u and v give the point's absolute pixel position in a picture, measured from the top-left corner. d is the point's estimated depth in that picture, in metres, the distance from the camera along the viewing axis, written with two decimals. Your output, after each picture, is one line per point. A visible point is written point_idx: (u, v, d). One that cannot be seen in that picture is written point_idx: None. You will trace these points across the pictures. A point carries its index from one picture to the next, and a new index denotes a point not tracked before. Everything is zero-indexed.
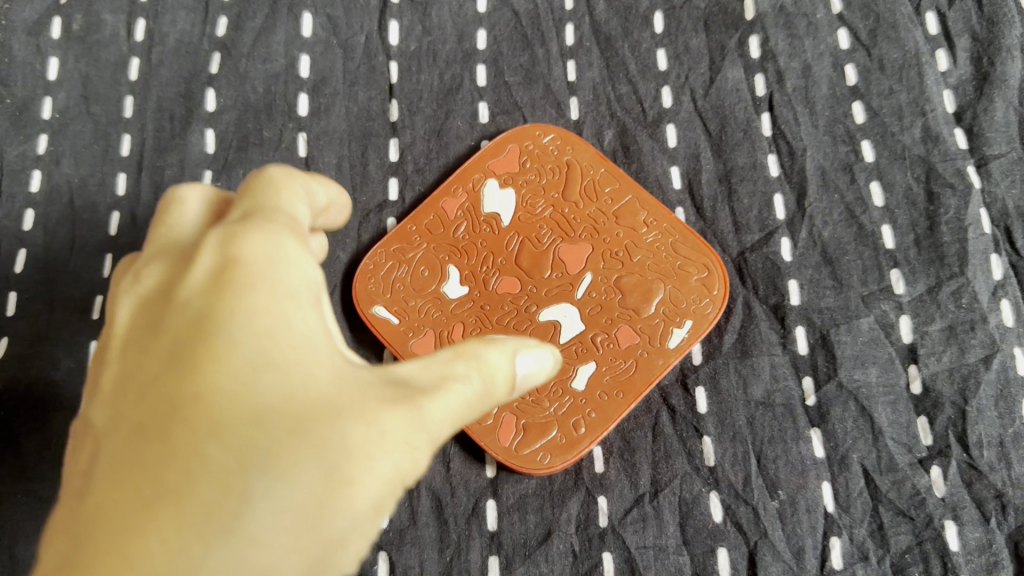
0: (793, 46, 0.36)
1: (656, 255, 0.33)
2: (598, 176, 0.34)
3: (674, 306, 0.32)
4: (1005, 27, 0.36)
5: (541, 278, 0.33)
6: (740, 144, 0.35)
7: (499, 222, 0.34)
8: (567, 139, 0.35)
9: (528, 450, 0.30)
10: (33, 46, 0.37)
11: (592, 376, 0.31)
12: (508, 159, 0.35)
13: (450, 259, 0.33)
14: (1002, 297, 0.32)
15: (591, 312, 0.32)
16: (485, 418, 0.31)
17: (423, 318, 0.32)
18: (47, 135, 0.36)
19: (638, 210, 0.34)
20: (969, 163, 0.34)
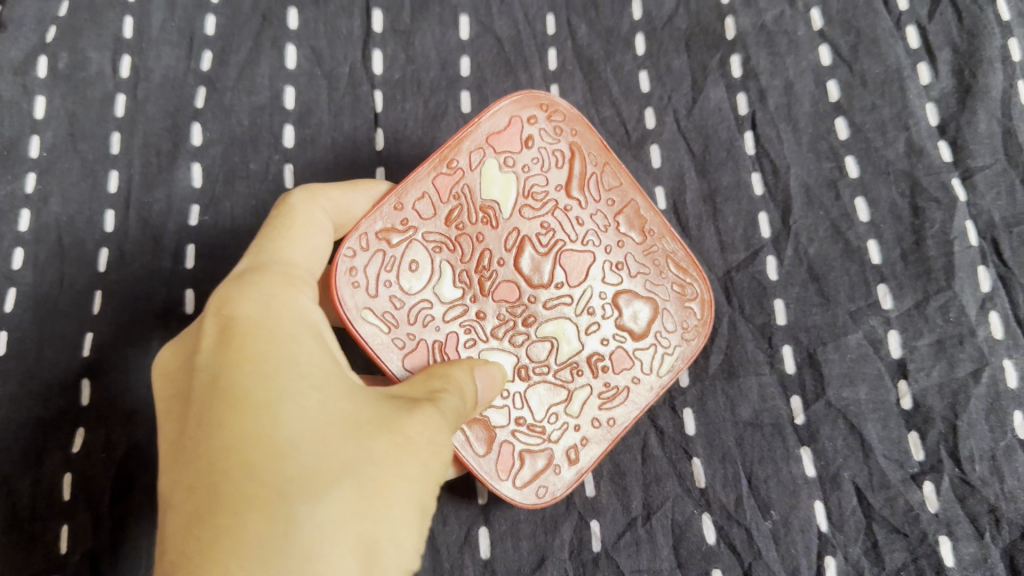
0: (775, 64, 0.37)
1: (651, 268, 0.31)
2: (599, 168, 0.32)
3: (669, 330, 0.31)
4: (986, 39, 0.36)
5: (538, 289, 0.31)
6: (724, 163, 0.35)
7: (497, 211, 0.31)
8: (572, 117, 0.32)
9: (525, 482, 0.30)
10: (19, 85, 0.38)
11: (589, 403, 0.30)
12: (509, 133, 0.31)
13: (442, 254, 0.30)
14: (990, 310, 0.32)
15: (586, 328, 0.31)
16: (480, 445, 0.29)
17: (413, 325, 0.30)
18: (35, 174, 0.36)
19: (639, 214, 0.31)
20: (953, 176, 0.34)
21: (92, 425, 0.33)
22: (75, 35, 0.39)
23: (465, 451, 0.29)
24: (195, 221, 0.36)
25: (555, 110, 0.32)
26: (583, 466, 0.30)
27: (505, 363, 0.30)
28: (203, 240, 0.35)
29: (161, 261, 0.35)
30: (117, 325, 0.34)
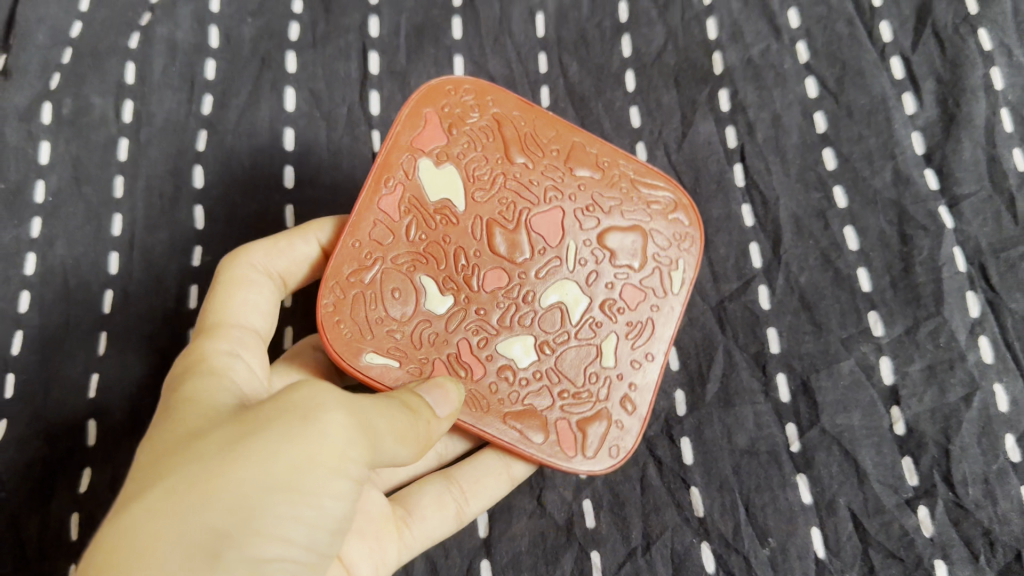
0: (762, 97, 0.37)
1: (624, 197, 0.32)
2: (532, 125, 0.32)
3: (664, 253, 0.32)
4: (968, 69, 0.37)
5: (525, 262, 0.30)
6: (715, 195, 0.36)
7: (453, 207, 0.30)
8: (480, 90, 0.32)
9: (594, 449, 0.30)
10: (25, 131, 0.39)
11: (617, 350, 0.31)
12: (430, 129, 0.31)
13: (418, 268, 0.29)
14: (980, 334, 0.32)
15: (595, 280, 0.31)
16: (535, 437, 0.30)
17: (425, 347, 0.29)
18: (41, 218, 0.37)
19: (589, 151, 0.32)
20: (940, 204, 0.35)
21: (98, 466, 0.33)
22: (78, 82, 0.40)
23: (523, 447, 0.29)
24: (197, 261, 0.36)
25: (457, 91, 0.31)
26: (642, 414, 0.31)
27: (525, 346, 0.30)
28: (205, 281, 0.36)
29: (164, 302, 0.36)
30: (121, 365, 0.35)
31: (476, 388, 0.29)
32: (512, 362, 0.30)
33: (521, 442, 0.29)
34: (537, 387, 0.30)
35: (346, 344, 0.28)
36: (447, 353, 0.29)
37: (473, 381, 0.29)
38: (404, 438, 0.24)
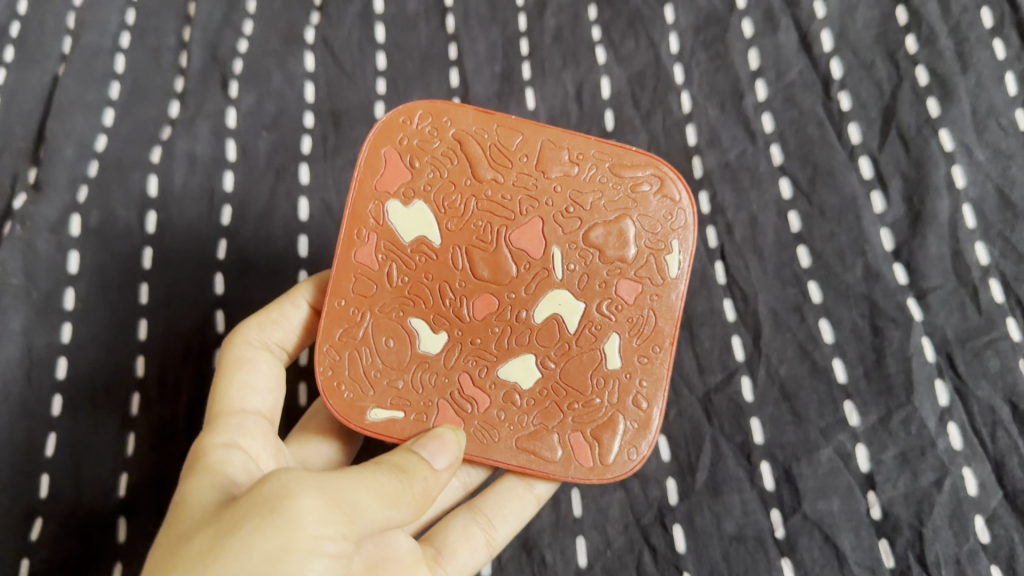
0: (740, 199, 0.40)
1: (605, 191, 0.34)
2: (495, 135, 0.34)
3: (651, 236, 0.34)
4: (931, 168, 0.40)
5: (510, 278, 0.33)
6: (698, 291, 0.39)
7: (430, 242, 0.33)
8: (434, 112, 0.34)
9: (614, 455, 0.33)
10: (55, 242, 0.42)
11: (620, 348, 0.33)
12: (391, 169, 0.33)
13: (406, 313, 0.33)
14: (949, 421, 0.35)
15: (592, 286, 0.33)
16: (554, 453, 0.33)
17: (429, 392, 0.33)
18: (71, 326, 0.40)
19: (556, 150, 0.34)
20: (909, 296, 0.37)
21: (129, 560, 0.37)
22: (104, 195, 0.43)
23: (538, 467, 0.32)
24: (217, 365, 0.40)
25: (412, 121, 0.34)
26: (655, 412, 0.33)
27: (528, 364, 0.33)
28: None
29: (185, 405, 0.39)
30: (148, 465, 0.38)
31: (486, 414, 0.33)
32: (516, 385, 0.33)
33: (542, 456, 0.33)
34: (545, 402, 0.33)
35: (347, 403, 0.33)
36: (448, 391, 0.33)
37: (482, 409, 0.33)
38: (386, 501, 0.26)
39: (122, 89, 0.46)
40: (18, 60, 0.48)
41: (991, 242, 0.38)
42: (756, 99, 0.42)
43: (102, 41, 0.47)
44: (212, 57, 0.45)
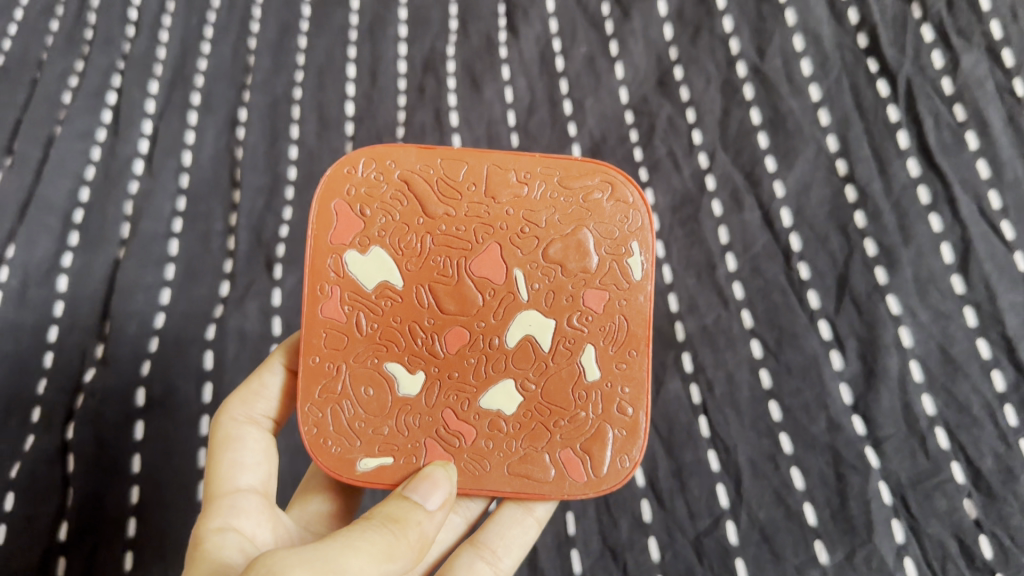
0: (718, 358, 0.47)
1: (558, 205, 0.41)
2: (440, 171, 0.41)
3: (609, 245, 0.41)
4: (881, 329, 0.46)
5: (479, 306, 0.40)
6: (686, 443, 0.45)
7: (393, 285, 0.40)
8: (376, 159, 0.41)
9: (607, 468, 0.40)
10: (123, 412, 0.50)
11: (597, 357, 0.41)
12: (343, 223, 0.40)
13: (380, 358, 0.40)
14: (905, 557, 0.41)
15: (560, 300, 0.40)
16: (547, 475, 0.40)
17: (416, 433, 0.40)
18: (139, 487, 0.48)
19: (503, 176, 0.41)
20: (867, 445, 0.44)
21: None
22: (165, 367, 0.51)
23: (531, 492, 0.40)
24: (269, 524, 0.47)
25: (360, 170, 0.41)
26: (636, 416, 0.41)
27: (509, 389, 0.40)
28: None
29: None
30: None
31: (473, 447, 0.40)
32: (500, 412, 0.40)
33: (535, 478, 0.40)
34: (528, 421, 0.40)
35: (337, 459, 0.39)
36: (435, 428, 0.40)
37: (470, 442, 0.40)
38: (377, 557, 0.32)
39: (176, 270, 0.54)
40: (82, 245, 0.55)
41: (936, 394, 0.44)
42: (727, 270, 0.49)
43: (157, 227, 0.55)
44: (258, 240, 0.54)
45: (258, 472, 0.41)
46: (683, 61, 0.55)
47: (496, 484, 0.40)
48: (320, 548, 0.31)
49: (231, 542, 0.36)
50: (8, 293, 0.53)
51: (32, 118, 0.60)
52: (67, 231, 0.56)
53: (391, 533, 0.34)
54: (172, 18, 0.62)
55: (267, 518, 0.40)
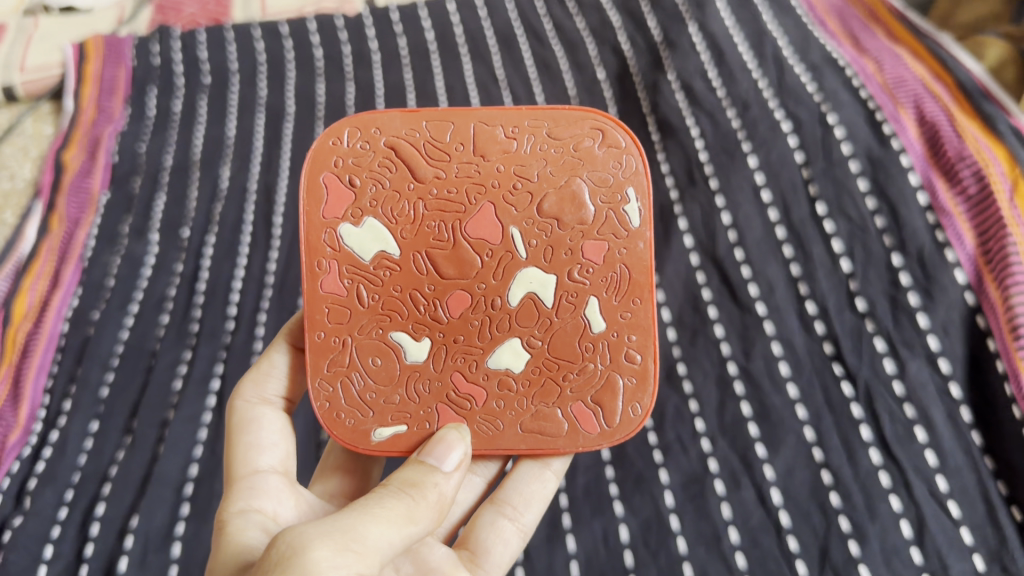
0: None
1: (549, 160, 0.59)
2: (435, 143, 0.60)
3: (601, 198, 0.59)
4: None
5: (476, 266, 0.59)
6: None
7: (390, 255, 0.59)
8: (371, 142, 0.60)
9: (618, 417, 0.60)
10: None
11: (598, 309, 0.60)
12: (344, 201, 0.59)
13: (384, 329, 0.60)
14: None
15: (560, 257, 0.59)
16: (560, 428, 0.60)
17: (428, 399, 0.60)
18: None
19: (493, 140, 0.60)
20: None
21: None
22: None
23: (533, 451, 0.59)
24: None
25: (350, 142, 0.60)
26: (638, 361, 0.60)
27: (513, 349, 0.60)
28: None
29: None
30: None
31: (482, 410, 0.60)
32: (509, 372, 0.60)
33: (547, 432, 0.60)
34: (535, 374, 0.60)
35: (352, 428, 0.59)
36: (442, 387, 0.60)
37: (482, 403, 0.60)
38: (397, 516, 0.46)
39: None
40: (192, 513, 0.67)
41: None
42: (730, 542, 0.60)
43: None
44: None
45: (273, 450, 0.60)
46: (685, 359, 0.69)
47: (511, 442, 0.59)
48: (348, 516, 0.44)
49: (254, 515, 0.52)
50: (132, 557, 0.64)
51: (148, 400, 0.74)
52: (179, 502, 0.68)
53: (408, 497, 0.48)
54: (267, 317, 0.78)
55: (287, 491, 0.57)
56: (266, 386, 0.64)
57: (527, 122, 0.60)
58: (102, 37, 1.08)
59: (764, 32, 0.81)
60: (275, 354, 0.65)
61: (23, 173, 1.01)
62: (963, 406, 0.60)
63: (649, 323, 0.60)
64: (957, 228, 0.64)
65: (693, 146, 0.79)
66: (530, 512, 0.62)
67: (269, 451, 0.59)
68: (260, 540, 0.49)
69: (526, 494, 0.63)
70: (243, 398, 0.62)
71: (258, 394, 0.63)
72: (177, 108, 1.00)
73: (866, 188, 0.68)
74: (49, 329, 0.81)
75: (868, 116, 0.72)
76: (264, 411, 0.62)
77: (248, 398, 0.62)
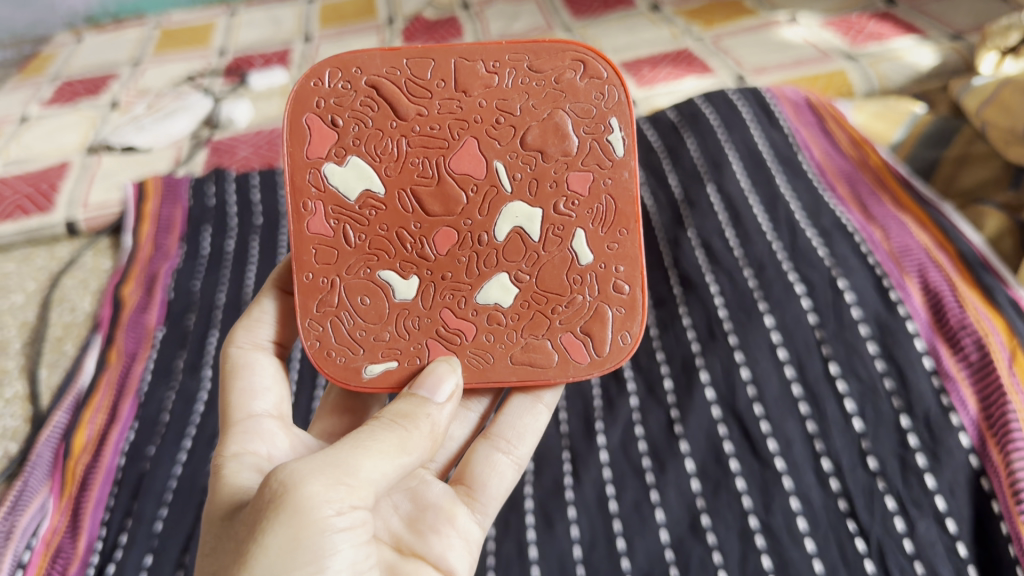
0: None
1: (532, 96, 0.66)
2: (416, 81, 0.66)
3: (585, 128, 0.67)
4: None
5: (464, 202, 0.67)
6: None
7: (375, 195, 0.66)
8: (351, 83, 0.66)
9: (607, 347, 0.69)
10: None
11: (585, 242, 0.68)
12: (325, 142, 0.66)
13: (371, 267, 0.68)
14: None
15: (547, 191, 0.67)
16: (551, 360, 0.69)
17: (418, 334, 0.68)
18: None
19: (472, 76, 0.66)
20: None
21: None
22: None
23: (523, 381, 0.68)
24: None
25: (331, 83, 0.66)
26: (625, 291, 0.68)
27: (501, 284, 0.68)
28: None
29: None
30: None
31: (473, 343, 0.68)
32: (498, 306, 0.68)
33: (536, 361, 0.68)
34: (522, 311, 0.68)
35: (343, 366, 0.68)
36: (431, 319, 0.68)
37: (471, 337, 0.68)
38: (391, 449, 0.54)
39: None
40: None
41: None
42: None
43: None
44: None
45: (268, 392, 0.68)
46: (708, 510, 0.71)
47: (502, 373, 0.68)
48: (349, 447, 0.52)
49: (250, 455, 0.60)
50: None
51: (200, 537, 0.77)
52: None
53: (404, 427, 0.56)
54: None
55: (281, 432, 0.65)
56: (256, 336, 0.72)
57: (506, 55, 0.67)
58: (160, 179, 1.18)
59: (778, 198, 0.89)
60: (262, 304, 0.74)
61: (83, 306, 1.08)
62: (971, 565, 0.63)
63: (635, 245, 0.68)
64: (961, 394, 0.70)
65: (713, 304, 0.84)
66: (522, 445, 0.73)
67: (265, 394, 0.67)
68: (254, 480, 0.56)
69: (518, 428, 0.74)
70: (236, 344, 0.70)
71: (250, 342, 0.71)
72: (230, 248, 1.09)
73: (875, 352, 0.74)
74: (106, 463, 0.86)
75: (877, 281, 0.79)
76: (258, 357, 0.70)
77: (240, 346, 0.70)
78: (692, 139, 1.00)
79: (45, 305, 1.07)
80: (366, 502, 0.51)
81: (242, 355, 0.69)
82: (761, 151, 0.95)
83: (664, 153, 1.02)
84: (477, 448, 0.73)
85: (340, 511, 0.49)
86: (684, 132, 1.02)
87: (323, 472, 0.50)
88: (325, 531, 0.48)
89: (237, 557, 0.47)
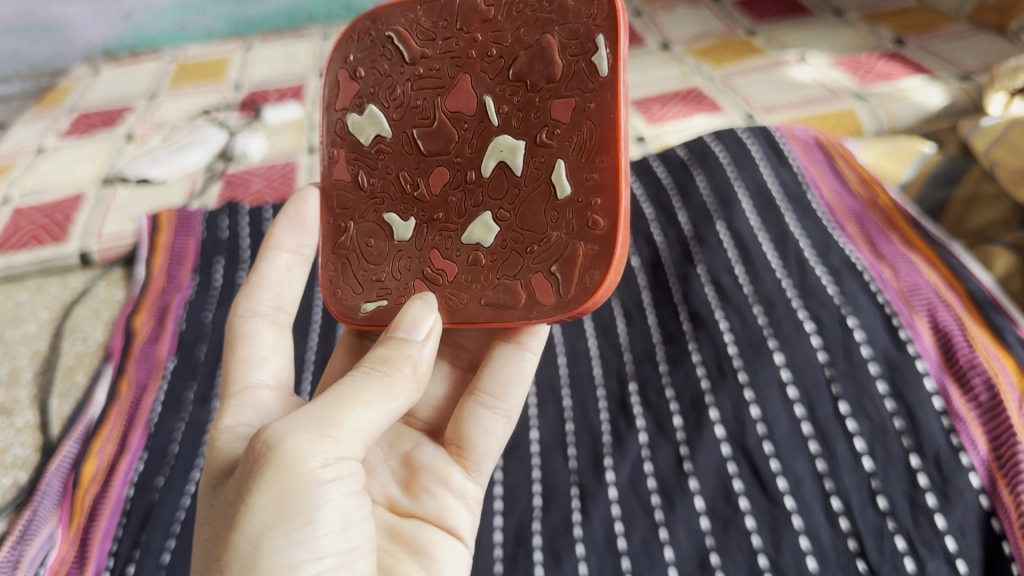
0: None
1: (522, 26, 0.63)
2: (422, 24, 0.69)
3: (570, 50, 0.61)
4: None
5: (456, 141, 0.67)
6: None
7: (385, 140, 0.71)
8: (372, 30, 0.72)
9: (576, 286, 0.60)
10: None
11: (563, 171, 0.61)
12: (352, 91, 0.73)
13: (379, 210, 0.71)
14: None
15: (531, 124, 0.63)
16: (522, 300, 0.63)
17: (409, 275, 0.68)
18: None
19: (472, 12, 0.66)
20: None
21: None
22: None
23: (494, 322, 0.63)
24: None
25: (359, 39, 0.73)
26: (599, 226, 0.60)
27: (482, 223, 0.65)
28: None
29: None
30: None
31: (452, 281, 0.66)
32: (478, 244, 0.65)
33: (506, 302, 0.63)
34: (501, 249, 0.64)
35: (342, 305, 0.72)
36: (420, 259, 0.68)
37: (452, 276, 0.66)
38: (374, 394, 0.54)
39: None
40: None
41: None
42: None
43: None
44: None
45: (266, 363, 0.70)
46: (719, 549, 0.70)
47: (471, 313, 0.64)
48: (334, 399, 0.53)
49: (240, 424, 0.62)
50: None
51: None
52: None
53: (388, 370, 0.56)
54: None
55: (277, 400, 0.67)
56: (258, 305, 0.74)
57: None
58: (174, 212, 1.19)
59: (787, 236, 0.90)
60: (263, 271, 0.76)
61: (95, 336, 1.08)
62: None
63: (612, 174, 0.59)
64: (971, 434, 0.70)
65: (723, 340, 0.84)
66: (509, 398, 0.73)
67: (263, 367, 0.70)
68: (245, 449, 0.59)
69: (503, 380, 0.73)
70: (236, 315, 0.73)
71: (252, 312, 0.73)
72: (242, 280, 1.09)
73: (885, 391, 0.74)
74: (115, 494, 0.86)
75: (886, 320, 0.79)
76: (258, 328, 0.72)
77: (240, 318, 0.73)
78: (701, 176, 1.01)
79: (57, 335, 1.08)
80: (356, 451, 0.53)
81: (244, 327, 0.72)
82: (771, 189, 0.95)
83: (674, 190, 1.03)
84: (464, 405, 0.74)
85: (326, 463, 0.51)
86: (694, 170, 1.02)
87: (304, 430, 0.51)
88: (311, 485, 0.50)
89: (230, 519, 0.50)
